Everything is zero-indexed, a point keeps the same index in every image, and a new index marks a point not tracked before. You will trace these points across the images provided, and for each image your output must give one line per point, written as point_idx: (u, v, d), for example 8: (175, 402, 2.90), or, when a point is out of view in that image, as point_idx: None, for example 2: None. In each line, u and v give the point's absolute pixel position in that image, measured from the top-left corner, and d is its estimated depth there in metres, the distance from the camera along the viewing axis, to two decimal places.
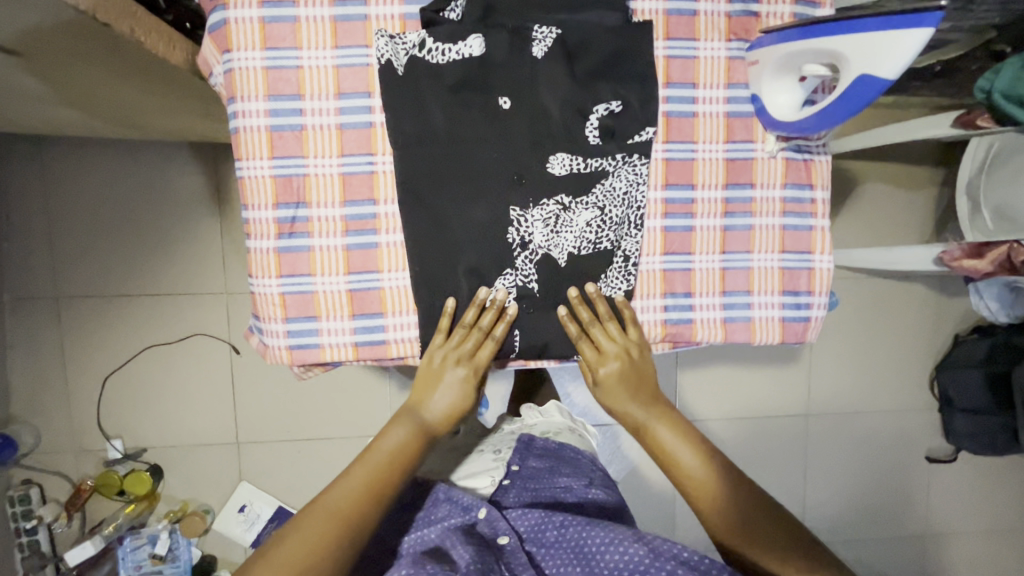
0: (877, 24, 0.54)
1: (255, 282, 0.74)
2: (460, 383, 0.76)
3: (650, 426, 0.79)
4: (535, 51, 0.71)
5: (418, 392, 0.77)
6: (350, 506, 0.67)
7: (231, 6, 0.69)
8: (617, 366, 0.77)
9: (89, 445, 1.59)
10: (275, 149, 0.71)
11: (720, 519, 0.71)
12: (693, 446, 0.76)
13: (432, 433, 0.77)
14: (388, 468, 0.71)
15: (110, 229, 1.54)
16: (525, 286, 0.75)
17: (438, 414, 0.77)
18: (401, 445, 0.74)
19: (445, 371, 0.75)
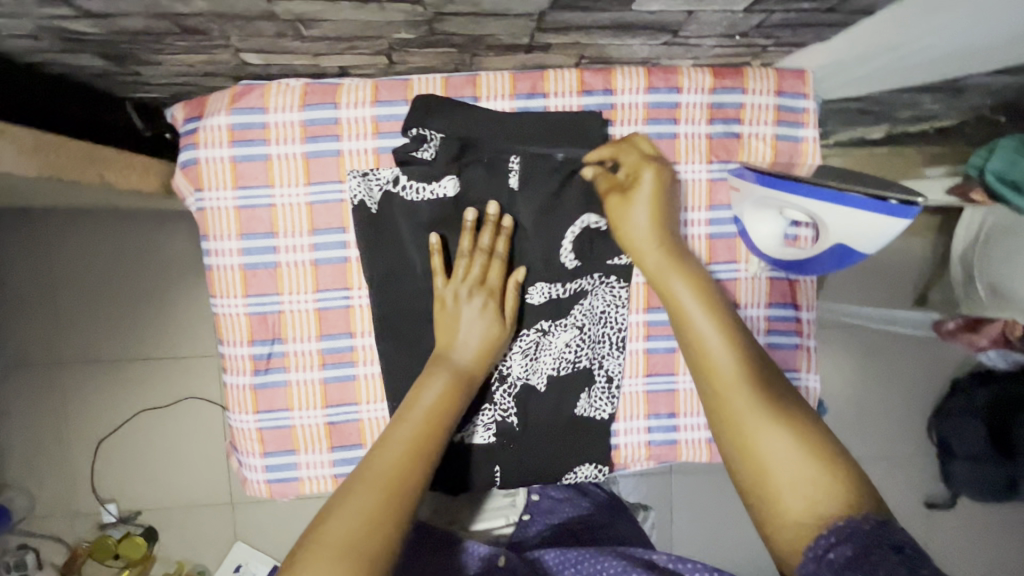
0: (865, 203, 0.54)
1: (233, 416, 0.74)
2: (481, 317, 0.66)
3: (673, 288, 0.62)
4: (510, 181, 0.69)
5: (442, 335, 0.66)
6: (404, 479, 0.54)
7: (201, 146, 0.69)
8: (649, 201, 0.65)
9: (83, 508, 1.59)
10: (250, 287, 0.70)
11: (761, 439, 0.52)
12: (726, 333, 0.59)
13: (471, 377, 0.65)
14: (435, 428, 0.59)
15: (101, 295, 1.54)
16: (505, 421, 0.74)
17: (472, 352, 0.66)
18: (443, 399, 0.61)
19: (461, 305, 0.66)
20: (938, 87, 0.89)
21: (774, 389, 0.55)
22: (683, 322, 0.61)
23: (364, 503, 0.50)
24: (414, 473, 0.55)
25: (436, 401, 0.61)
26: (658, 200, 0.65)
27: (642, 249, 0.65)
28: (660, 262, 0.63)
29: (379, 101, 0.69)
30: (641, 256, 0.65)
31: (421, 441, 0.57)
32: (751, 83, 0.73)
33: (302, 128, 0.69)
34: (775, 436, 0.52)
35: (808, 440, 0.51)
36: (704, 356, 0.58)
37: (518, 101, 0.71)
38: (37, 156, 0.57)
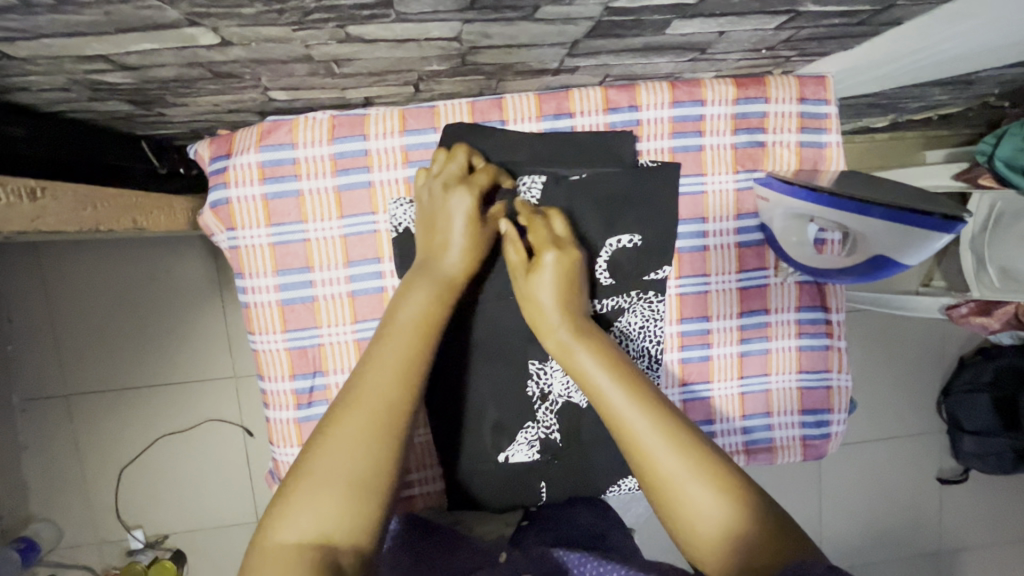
0: (914, 218, 0.57)
1: (277, 449, 0.74)
2: (466, 214, 0.63)
3: (577, 356, 0.58)
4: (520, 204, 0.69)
5: (431, 242, 0.64)
6: (392, 403, 0.52)
7: (231, 185, 0.68)
8: (557, 275, 0.63)
9: (110, 536, 1.59)
10: (288, 322, 0.71)
11: (686, 496, 0.49)
12: (629, 387, 0.54)
13: (456, 287, 0.62)
14: (422, 338, 0.57)
15: (113, 323, 1.53)
16: (548, 439, 0.74)
17: (456, 252, 0.63)
18: (426, 313, 0.59)
19: (450, 199, 0.63)
20: (948, 80, 0.91)
21: (688, 438, 0.51)
22: (592, 391, 0.56)
23: (353, 433, 0.49)
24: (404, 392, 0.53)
25: (418, 314, 0.58)
26: (566, 281, 0.63)
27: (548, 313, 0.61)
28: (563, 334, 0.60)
29: (408, 130, 0.69)
30: (546, 334, 0.61)
31: (407, 364, 0.54)
32: (773, 92, 0.73)
33: (332, 161, 0.69)
34: (697, 488, 0.49)
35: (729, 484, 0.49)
36: (616, 421, 0.53)
37: (545, 122, 0.71)
38: (78, 210, 0.58)
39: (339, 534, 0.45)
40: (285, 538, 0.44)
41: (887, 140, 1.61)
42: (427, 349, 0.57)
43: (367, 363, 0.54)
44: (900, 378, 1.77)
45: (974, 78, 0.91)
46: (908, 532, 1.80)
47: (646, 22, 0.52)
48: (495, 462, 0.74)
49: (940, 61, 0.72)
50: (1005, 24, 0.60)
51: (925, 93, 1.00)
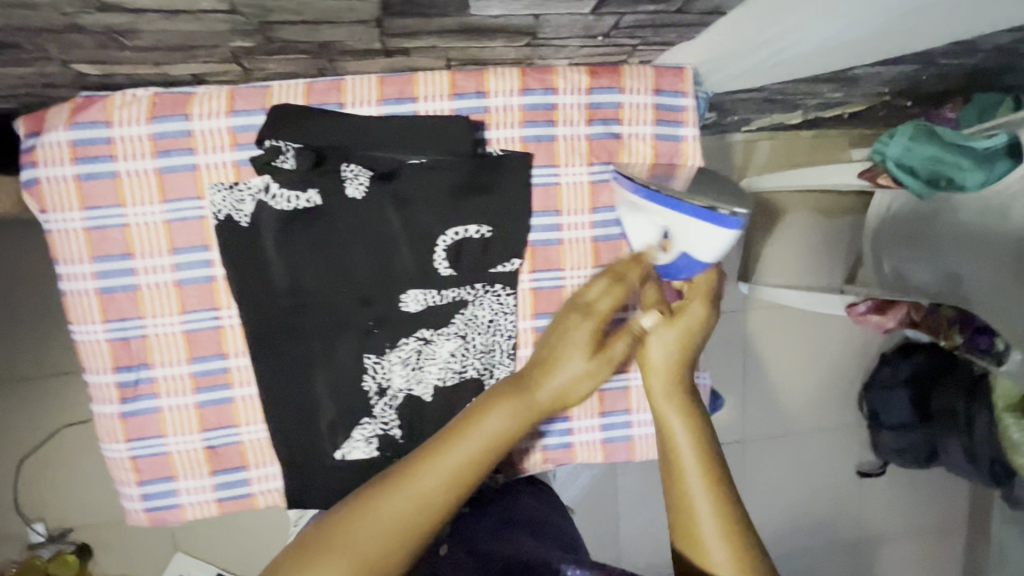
0: (688, 209, 0.62)
1: (104, 445, 0.71)
2: (581, 343, 0.55)
3: (670, 423, 0.57)
4: (351, 192, 0.65)
5: (542, 356, 0.56)
6: (429, 512, 0.49)
7: (40, 164, 0.64)
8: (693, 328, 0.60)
9: (9, 530, 1.53)
10: (108, 311, 0.67)
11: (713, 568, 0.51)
12: (716, 496, 0.53)
13: (539, 415, 0.55)
14: (485, 456, 0.52)
15: (8, 309, 1.46)
16: (387, 434, 0.72)
17: (553, 398, 0.55)
18: (501, 433, 0.53)
19: (573, 322, 0.56)
20: (829, 77, 0.90)
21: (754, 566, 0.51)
22: (675, 462, 0.55)
23: (389, 514, 0.48)
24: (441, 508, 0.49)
25: (495, 435, 0.52)
26: (683, 345, 0.59)
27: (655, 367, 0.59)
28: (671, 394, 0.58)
29: (234, 110, 0.65)
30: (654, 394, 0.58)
31: (457, 484, 0.50)
32: (628, 82, 0.71)
33: (151, 142, 0.64)
34: (723, 566, 0.51)
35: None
36: (680, 479, 0.55)
37: (387, 106, 0.68)
38: None
39: None
40: None
41: (810, 137, 1.61)
42: (473, 485, 0.51)
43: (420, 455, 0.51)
44: (822, 374, 1.79)
45: (856, 75, 0.90)
46: (825, 524, 1.84)
47: (442, 1, 0.49)
48: (331, 458, 0.71)
49: (796, 55, 0.71)
50: (835, 16, 0.58)
51: (815, 90, 0.99)
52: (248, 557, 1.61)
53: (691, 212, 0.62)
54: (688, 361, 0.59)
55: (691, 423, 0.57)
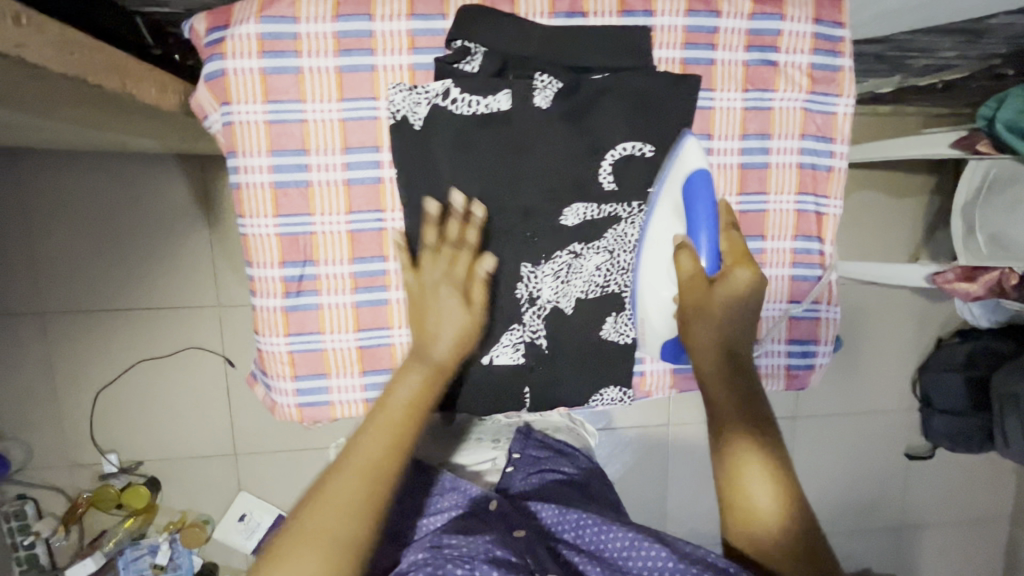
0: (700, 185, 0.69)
1: (263, 339, 0.73)
2: (449, 304, 0.65)
3: (717, 383, 0.69)
4: (538, 100, 0.69)
5: (415, 328, 0.66)
6: (376, 468, 0.57)
7: (228, 56, 0.66)
8: (736, 293, 0.68)
9: (83, 458, 1.57)
10: (280, 207, 0.69)
11: (749, 499, 0.63)
12: (745, 418, 0.67)
13: (445, 371, 0.65)
14: (409, 417, 0.61)
15: (93, 242, 1.48)
16: (533, 343, 0.75)
17: (445, 346, 0.65)
18: (415, 396, 0.62)
19: (426, 297, 0.66)
20: (960, 28, 0.90)
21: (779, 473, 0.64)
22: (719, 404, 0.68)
23: (340, 491, 0.55)
24: (384, 460, 0.58)
25: (408, 399, 0.61)
26: (731, 307, 0.68)
27: (704, 340, 0.70)
28: (714, 350, 0.70)
29: (415, 14, 0.67)
30: (698, 350, 0.70)
31: (392, 434, 0.59)
32: (790, 10, 0.72)
33: (335, 40, 0.66)
34: (763, 494, 0.63)
35: (789, 515, 0.62)
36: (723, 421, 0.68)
37: (557, 20, 0.69)
38: (71, 56, 0.55)
39: None
40: None
41: (889, 113, 1.60)
42: (405, 434, 0.60)
43: (360, 427, 0.60)
44: (879, 355, 1.79)
45: (987, 28, 0.90)
46: (870, 503, 1.85)
47: None
48: (478, 362, 0.74)
49: None
50: None
51: (934, 47, 1.00)
52: None
53: (710, 210, 0.68)
54: (739, 315, 0.69)
55: (731, 375, 0.69)
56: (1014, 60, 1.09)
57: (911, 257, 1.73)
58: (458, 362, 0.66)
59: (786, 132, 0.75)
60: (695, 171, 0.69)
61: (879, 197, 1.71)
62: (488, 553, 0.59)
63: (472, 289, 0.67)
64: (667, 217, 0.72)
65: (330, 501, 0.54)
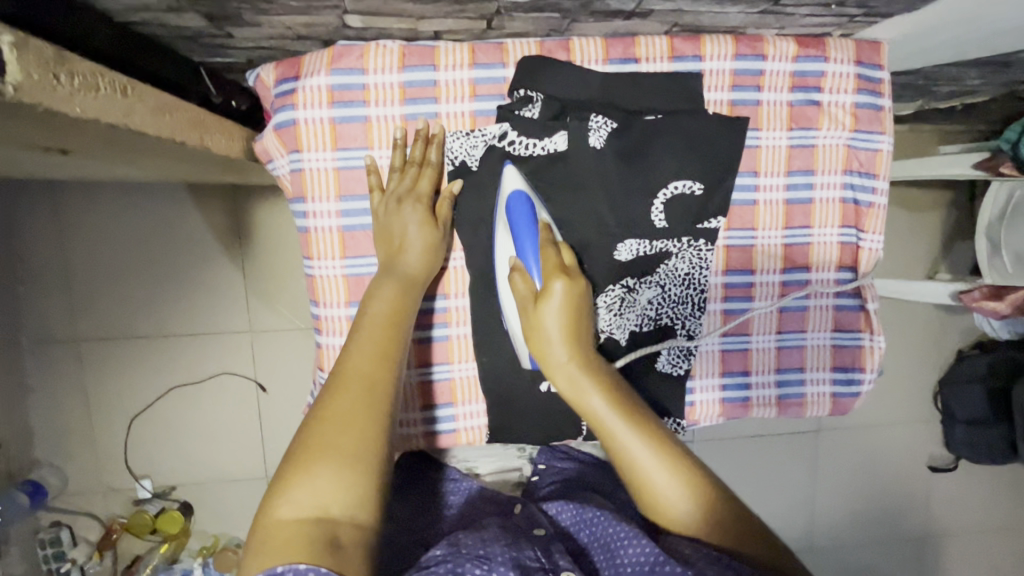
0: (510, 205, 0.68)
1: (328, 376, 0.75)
2: (418, 221, 0.67)
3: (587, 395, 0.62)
4: (593, 142, 0.71)
5: (386, 245, 0.68)
6: (370, 378, 0.56)
7: (299, 106, 0.68)
8: (558, 310, 0.63)
9: (117, 484, 1.59)
10: (348, 249, 0.72)
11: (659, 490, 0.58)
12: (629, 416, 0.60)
13: (416, 285, 0.66)
14: (394, 326, 0.61)
15: (129, 271, 1.51)
16: None
17: (417, 258, 0.67)
18: (393, 305, 0.63)
19: (400, 212, 0.67)
20: (988, 60, 0.93)
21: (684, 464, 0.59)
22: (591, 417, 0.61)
23: (346, 407, 0.53)
24: (379, 371, 0.57)
25: (388, 307, 0.62)
26: (572, 307, 0.64)
27: (554, 363, 0.64)
28: (571, 368, 0.63)
29: (477, 63, 0.70)
30: (552, 367, 0.63)
31: (382, 345, 0.59)
32: (833, 52, 0.75)
33: (401, 90, 0.69)
34: (678, 494, 0.57)
35: (710, 503, 0.57)
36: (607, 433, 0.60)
37: (611, 66, 0.72)
38: (164, 117, 0.58)
39: (337, 509, 0.48)
40: (284, 516, 0.47)
41: (905, 132, 1.63)
42: (393, 344, 0.59)
43: (349, 342, 0.59)
44: (901, 368, 1.81)
45: (1014, 60, 0.93)
46: (895, 516, 1.86)
47: None
48: (537, 393, 0.76)
49: (996, 33, 0.74)
50: None
51: (960, 76, 1.03)
52: None
53: (530, 225, 0.67)
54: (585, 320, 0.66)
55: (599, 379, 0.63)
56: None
57: (930, 271, 1.75)
58: (429, 275, 0.68)
59: (830, 168, 0.78)
60: (511, 196, 0.67)
61: (898, 213, 1.73)
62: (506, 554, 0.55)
63: (437, 206, 0.70)
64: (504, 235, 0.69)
65: (339, 418, 0.52)
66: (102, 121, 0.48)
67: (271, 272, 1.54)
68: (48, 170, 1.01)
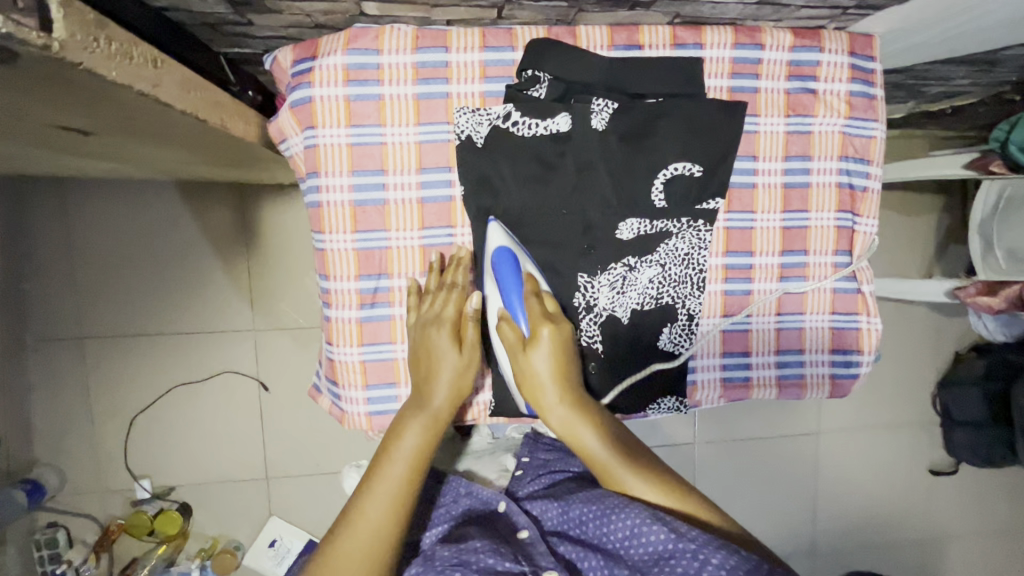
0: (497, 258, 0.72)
1: (336, 349, 0.77)
2: (446, 348, 0.72)
3: (579, 432, 0.70)
4: (595, 123, 0.74)
5: (419, 372, 0.73)
6: (382, 531, 0.63)
7: (316, 84, 0.71)
8: (550, 351, 0.71)
9: (116, 484, 1.57)
10: (358, 223, 0.74)
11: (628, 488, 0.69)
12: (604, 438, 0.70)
13: (443, 420, 0.71)
14: (415, 470, 0.68)
15: (136, 269, 1.52)
16: (590, 347, 0.79)
17: (444, 393, 0.71)
18: (420, 446, 0.69)
19: (428, 335, 0.72)
20: (974, 59, 0.97)
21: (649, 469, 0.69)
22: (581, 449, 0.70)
23: (352, 556, 0.61)
24: (393, 523, 0.64)
25: (414, 451, 0.68)
26: (559, 353, 0.71)
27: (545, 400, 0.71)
28: (561, 408, 0.71)
29: (487, 47, 0.72)
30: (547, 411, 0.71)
31: (400, 491, 0.66)
32: (827, 43, 0.78)
33: (413, 70, 0.72)
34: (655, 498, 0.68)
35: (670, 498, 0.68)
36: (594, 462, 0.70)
37: (616, 51, 0.74)
38: (189, 93, 0.61)
39: None
40: None
41: (897, 137, 1.68)
42: (413, 488, 0.67)
43: (370, 476, 0.66)
44: (898, 371, 1.82)
45: (999, 57, 0.97)
46: (896, 519, 1.85)
47: None
48: None
49: (981, 28, 0.77)
50: None
51: (949, 75, 1.07)
52: None
53: (516, 276, 0.72)
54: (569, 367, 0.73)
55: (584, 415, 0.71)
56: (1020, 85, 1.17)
57: (924, 273, 1.78)
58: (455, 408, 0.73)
59: (826, 153, 0.81)
60: (498, 249, 0.72)
61: (892, 216, 1.77)
62: (483, 566, 0.64)
63: (462, 327, 0.73)
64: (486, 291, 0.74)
65: (343, 563, 0.60)
66: (133, 88, 0.51)
67: (275, 271, 1.55)
68: (64, 163, 1.04)
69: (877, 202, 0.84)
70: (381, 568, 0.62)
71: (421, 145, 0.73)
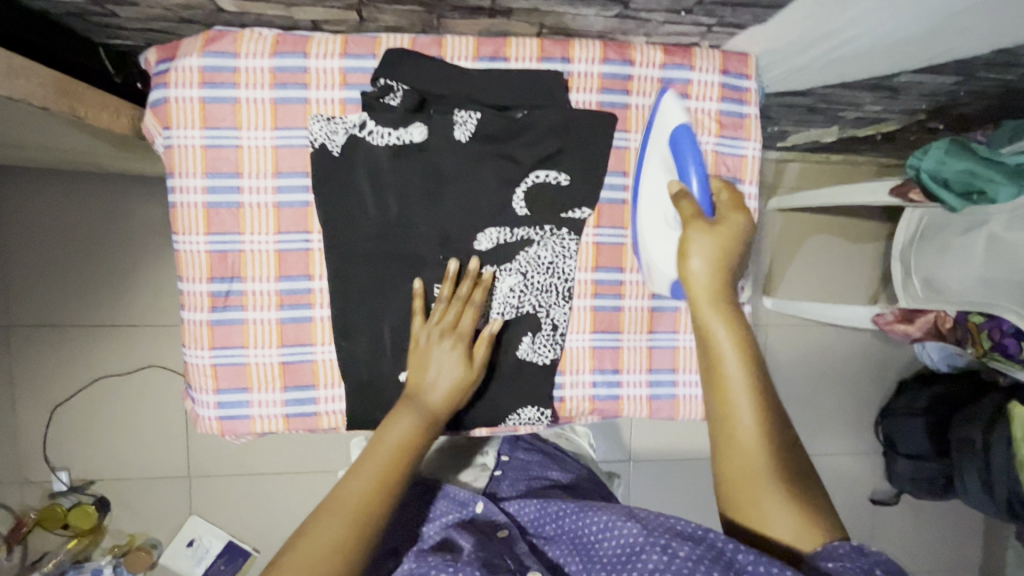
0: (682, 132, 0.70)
1: (189, 351, 0.76)
2: (448, 357, 0.70)
3: (718, 339, 0.62)
4: (458, 135, 0.74)
5: (414, 374, 0.70)
6: (357, 505, 0.59)
7: (171, 85, 0.71)
8: (727, 238, 0.64)
9: (32, 476, 1.55)
10: (212, 225, 0.73)
11: (756, 471, 0.58)
12: (752, 374, 0.61)
13: (437, 417, 0.68)
14: (399, 458, 0.64)
15: (65, 258, 1.52)
16: None
17: (442, 394, 0.69)
18: (409, 435, 0.65)
19: (434, 349, 0.70)
20: (874, 84, 0.96)
21: (777, 434, 0.59)
22: (721, 366, 0.62)
23: (327, 537, 0.56)
24: (372, 501, 0.60)
25: (402, 437, 0.64)
26: (725, 251, 0.64)
27: (698, 293, 0.64)
28: (712, 304, 0.63)
29: (348, 54, 0.72)
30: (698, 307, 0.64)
31: (384, 471, 0.62)
32: (698, 61, 0.78)
33: (271, 75, 0.72)
34: (777, 505, 0.56)
35: (802, 502, 0.56)
36: (727, 396, 0.61)
37: (481, 63, 0.74)
38: (7, 78, 0.62)
39: None
40: None
41: (844, 162, 1.67)
42: (399, 473, 0.62)
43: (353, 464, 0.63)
44: (842, 398, 1.80)
45: (899, 85, 0.96)
46: None
47: None
48: (395, 380, 0.76)
49: (854, 52, 0.77)
50: (895, 11, 0.65)
51: (858, 100, 1.06)
52: (258, 527, 1.63)
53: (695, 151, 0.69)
54: (728, 267, 0.65)
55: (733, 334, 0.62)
56: (939, 114, 1.16)
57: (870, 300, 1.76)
58: (450, 410, 0.70)
59: None
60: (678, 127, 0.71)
61: (837, 241, 1.76)
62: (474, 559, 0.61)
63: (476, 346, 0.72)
64: (659, 168, 0.72)
65: (312, 543, 0.56)
66: None
67: None
68: None
69: (754, 220, 0.83)
70: (353, 555, 0.56)
71: (278, 149, 0.73)
